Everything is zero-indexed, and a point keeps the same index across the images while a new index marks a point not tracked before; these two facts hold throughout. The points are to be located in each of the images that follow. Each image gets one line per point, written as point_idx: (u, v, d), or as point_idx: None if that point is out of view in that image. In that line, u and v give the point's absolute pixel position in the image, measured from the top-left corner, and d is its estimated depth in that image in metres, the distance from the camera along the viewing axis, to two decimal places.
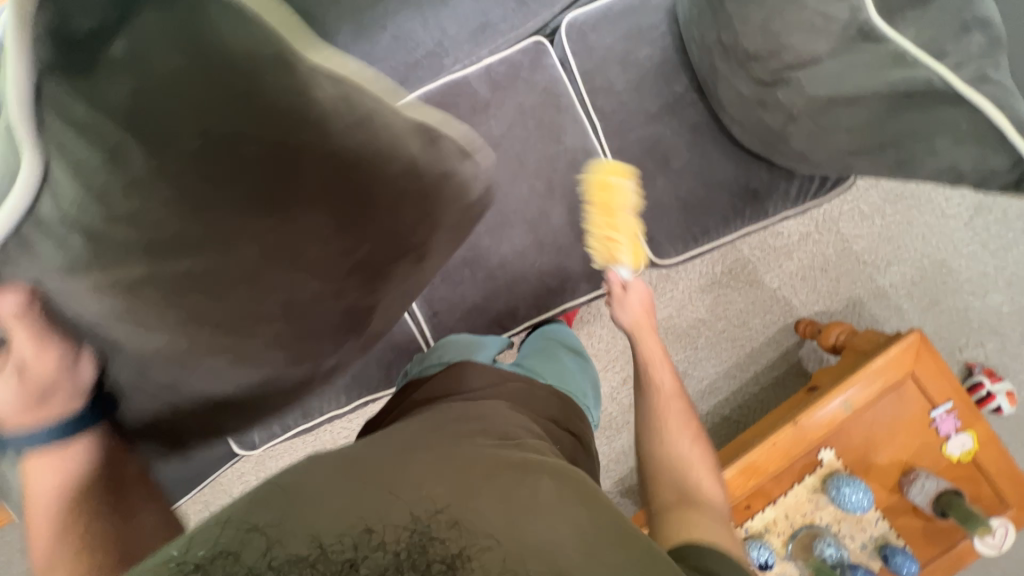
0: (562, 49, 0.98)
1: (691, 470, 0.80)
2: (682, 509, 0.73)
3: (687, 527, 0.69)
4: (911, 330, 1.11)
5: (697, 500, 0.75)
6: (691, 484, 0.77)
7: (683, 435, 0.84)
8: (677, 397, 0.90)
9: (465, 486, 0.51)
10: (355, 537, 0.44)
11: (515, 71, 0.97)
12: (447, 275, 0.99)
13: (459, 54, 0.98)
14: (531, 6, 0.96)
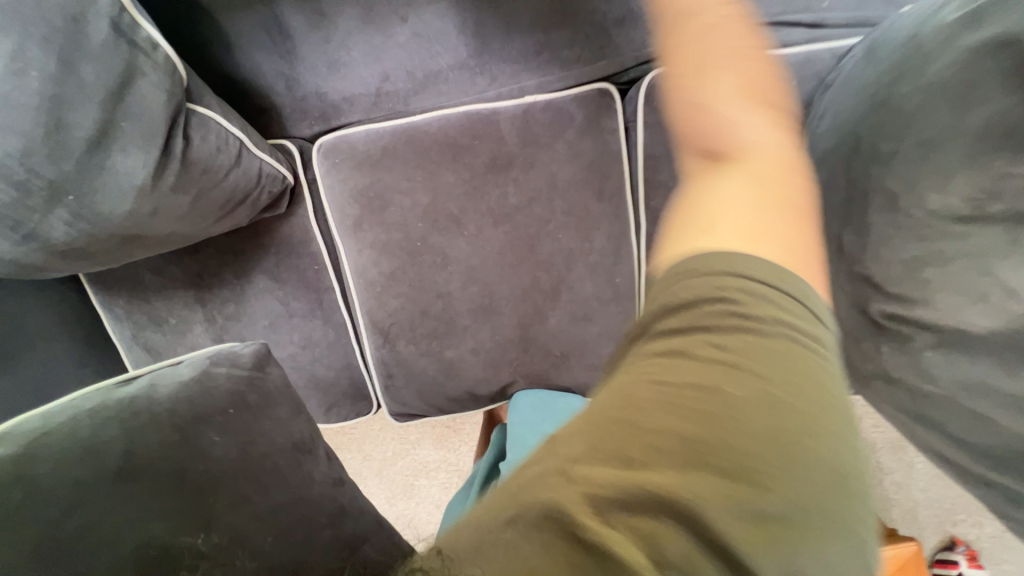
0: (632, 110, 0.73)
1: (740, 257, 0.38)
2: (705, 288, 0.37)
3: (648, 392, 0.33)
4: (908, 541, 0.97)
5: (738, 276, 0.37)
6: (725, 261, 0.38)
7: (717, 211, 0.42)
8: (751, 81, 0.48)
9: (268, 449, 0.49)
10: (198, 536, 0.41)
11: (561, 124, 0.73)
12: (413, 343, 0.85)
13: (498, 76, 0.72)
14: (611, 38, 0.69)
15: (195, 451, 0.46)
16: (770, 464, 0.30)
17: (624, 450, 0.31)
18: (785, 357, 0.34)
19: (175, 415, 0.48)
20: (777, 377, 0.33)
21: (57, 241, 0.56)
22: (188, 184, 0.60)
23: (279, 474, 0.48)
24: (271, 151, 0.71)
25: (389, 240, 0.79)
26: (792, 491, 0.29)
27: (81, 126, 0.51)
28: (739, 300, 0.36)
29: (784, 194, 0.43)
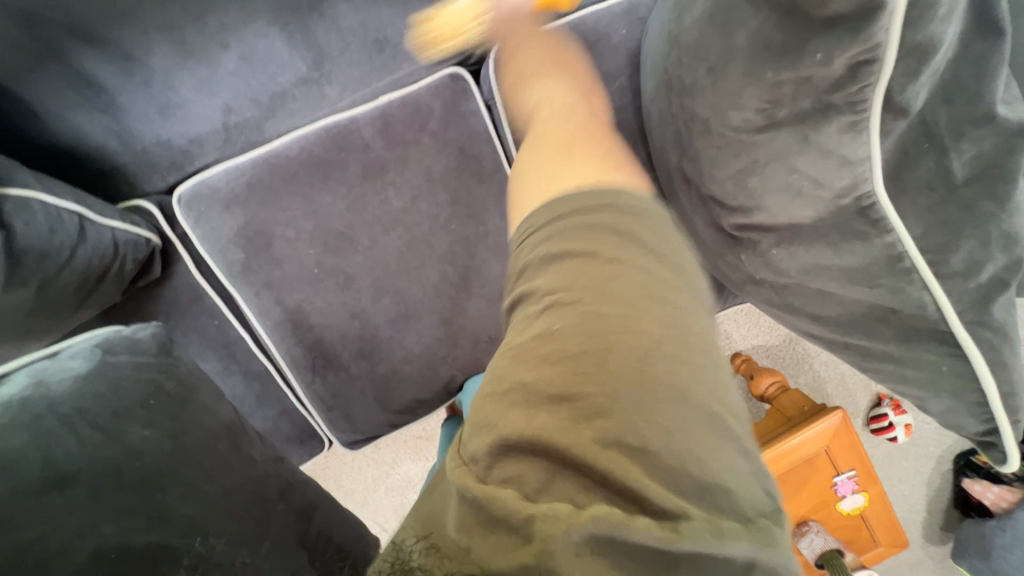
0: (488, 89, 0.74)
1: (571, 200, 0.41)
2: (569, 241, 0.39)
3: (527, 357, 0.35)
4: (838, 411, 1.06)
5: (605, 235, 0.38)
6: (552, 217, 0.41)
7: (548, 179, 0.45)
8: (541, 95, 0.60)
9: (187, 456, 0.48)
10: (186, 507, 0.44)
11: (422, 119, 0.73)
12: (341, 369, 0.83)
13: (348, 83, 0.70)
14: (447, 21, 0.68)
15: (125, 449, 0.45)
16: (635, 398, 0.32)
17: (515, 418, 0.33)
18: (636, 294, 0.36)
19: (83, 415, 0.46)
20: (639, 317, 0.35)
21: None
22: (25, 274, 0.55)
23: (211, 467, 0.49)
24: (122, 215, 0.66)
25: (284, 275, 0.76)
26: (665, 418, 0.32)
27: None
28: (597, 249, 0.38)
29: (575, 155, 0.47)
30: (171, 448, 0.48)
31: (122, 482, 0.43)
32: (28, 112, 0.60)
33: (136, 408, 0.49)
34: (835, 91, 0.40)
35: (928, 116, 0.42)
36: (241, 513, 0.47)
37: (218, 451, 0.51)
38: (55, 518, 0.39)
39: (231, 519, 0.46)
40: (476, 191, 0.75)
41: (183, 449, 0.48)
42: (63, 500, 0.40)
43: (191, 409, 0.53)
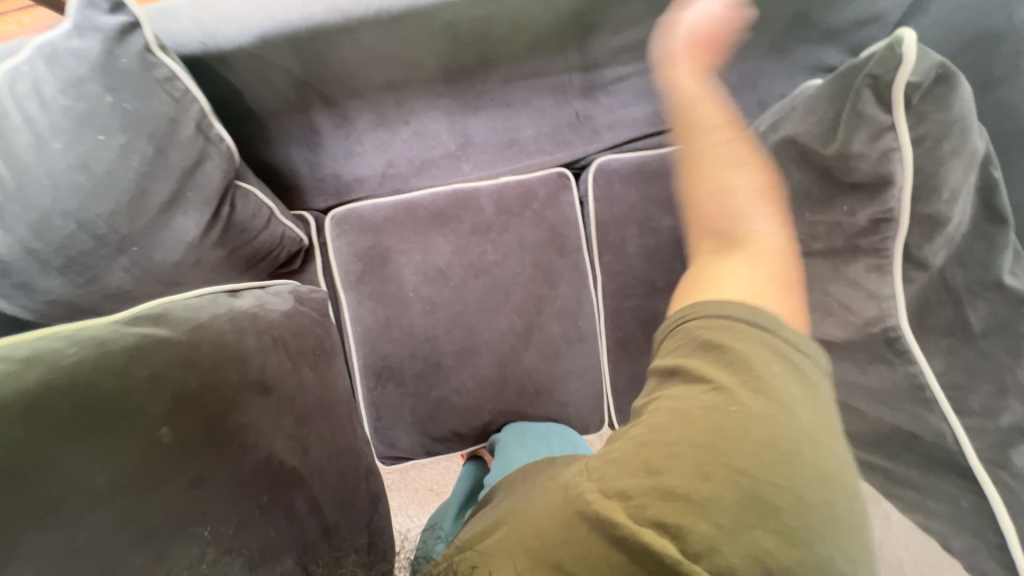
0: (584, 189, 0.92)
1: (729, 303, 0.45)
2: (711, 327, 0.44)
3: (704, 424, 0.38)
4: None
5: (750, 331, 0.43)
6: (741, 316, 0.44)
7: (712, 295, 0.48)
8: (765, 192, 0.53)
9: (325, 383, 0.67)
10: (299, 444, 0.58)
11: (529, 199, 0.92)
12: (401, 384, 0.94)
13: (478, 161, 0.92)
14: (565, 136, 0.90)
15: (297, 381, 0.63)
16: (799, 503, 0.35)
17: (673, 466, 0.36)
18: (774, 377, 0.41)
19: (285, 344, 0.65)
20: (805, 432, 0.39)
21: (111, 283, 0.69)
22: (226, 240, 0.75)
23: (321, 429, 0.62)
24: (292, 219, 0.88)
25: (386, 292, 0.93)
26: (816, 526, 0.35)
27: (156, 195, 0.66)
28: (761, 361, 0.42)
29: (784, 290, 0.47)
30: (311, 401, 0.63)
31: (293, 410, 0.60)
32: (267, 140, 0.86)
33: (301, 353, 0.67)
34: (862, 237, 0.51)
35: (946, 275, 0.51)
36: (332, 445, 0.62)
37: (325, 412, 0.64)
38: (271, 424, 0.56)
39: (339, 453, 0.63)
40: (554, 262, 0.91)
41: (333, 403, 0.67)
42: (266, 402, 0.57)
43: (332, 366, 0.71)
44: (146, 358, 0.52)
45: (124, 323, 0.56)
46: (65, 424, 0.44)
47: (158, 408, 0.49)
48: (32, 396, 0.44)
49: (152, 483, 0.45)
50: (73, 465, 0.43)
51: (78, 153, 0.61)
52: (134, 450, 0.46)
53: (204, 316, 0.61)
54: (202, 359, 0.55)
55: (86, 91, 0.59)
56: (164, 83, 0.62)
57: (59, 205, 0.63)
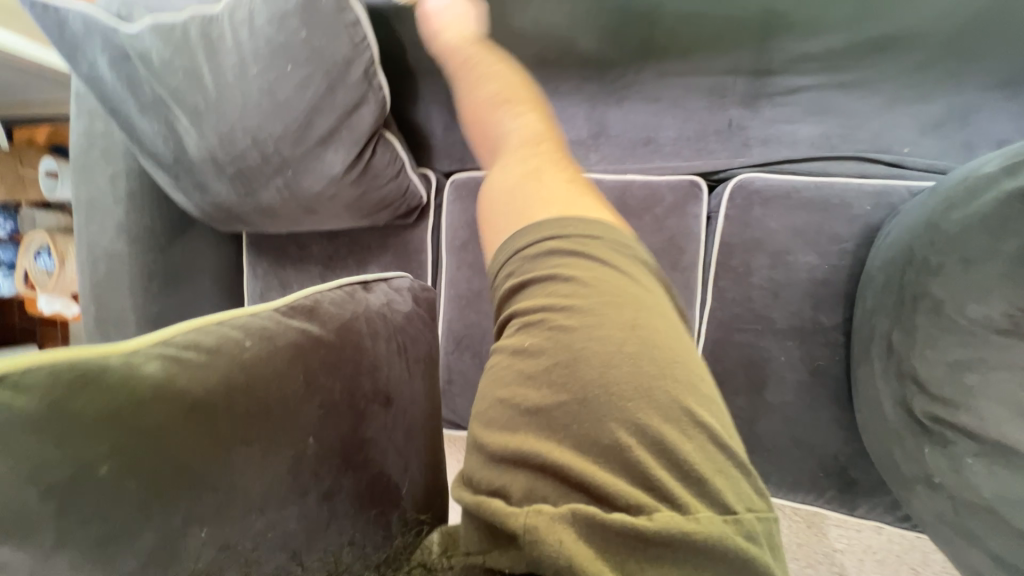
0: (717, 204, 0.83)
1: (595, 227, 0.45)
2: (576, 262, 0.42)
3: (528, 352, 0.40)
4: None
5: (589, 245, 0.43)
6: (575, 231, 0.44)
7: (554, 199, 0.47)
8: (527, 143, 0.56)
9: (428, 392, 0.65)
10: (403, 465, 0.57)
11: (653, 203, 0.85)
12: (477, 355, 0.95)
13: (606, 155, 0.88)
14: (709, 143, 0.82)
15: (409, 394, 0.61)
16: (625, 404, 0.36)
17: (501, 433, 0.38)
18: (608, 307, 0.40)
19: (405, 351, 0.63)
20: (586, 333, 0.39)
21: (264, 199, 0.79)
22: (362, 182, 0.80)
23: (421, 447, 0.60)
24: (418, 177, 0.92)
25: (484, 264, 0.94)
26: (630, 429, 0.36)
27: (319, 128, 0.72)
28: (582, 270, 0.42)
29: (544, 195, 0.48)
30: (414, 411, 0.61)
31: (404, 423, 0.59)
32: (413, 98, 0.91)
33: (415, 361, 0.64)
34: None
35: None
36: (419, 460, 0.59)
37: (415, 427, 0.60)
38: (388, 437, 0.56)
39: (425, 464, 0.60)
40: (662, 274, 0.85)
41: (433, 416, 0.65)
42: (386, 415, 0.57)
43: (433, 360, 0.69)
44: (291, 368, 0.50)
45: (285, 312, 0.55)
46: (231, 424, 0.44)
47: (310, 415, 0.49)
48: (211, 396, 0.44)
49: (298, 490, 0.46)
50: (238, 470, 0.43)
51: (267, 78, 0.69)
52: (284, 459, 0.46)
53: (349, 314, 0.59)
54: (344, 363, 0.55)
55: (288, 25, 0.66)
56: (349, 27, 0.67)
57: (243, 121, 0.71)
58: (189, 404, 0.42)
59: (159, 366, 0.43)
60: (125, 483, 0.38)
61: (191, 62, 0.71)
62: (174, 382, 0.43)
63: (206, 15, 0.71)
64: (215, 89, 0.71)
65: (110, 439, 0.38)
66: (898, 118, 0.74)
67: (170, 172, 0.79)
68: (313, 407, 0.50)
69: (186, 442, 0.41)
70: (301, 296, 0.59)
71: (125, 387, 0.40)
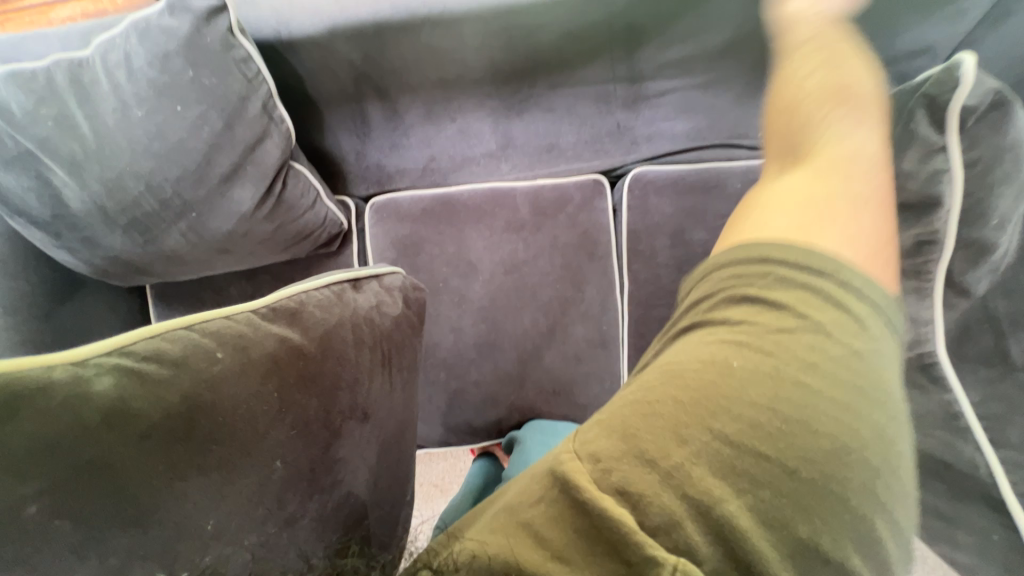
0: (619, 196, 0.94)
1: (771, 248, 0.43)
2: (748, 281, 0.42)
3: (683, 381, 0.37)
4: None
5: (762, 279, 0.42)
6: (752, 263, 0.43)
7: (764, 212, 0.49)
8: (818, 91, 0.52)
9: (403, 403, 0.64)
10: (365, 480, 0.55)
11: (564, 202, 0.93)
12: (421, 370, 0.95)
13: (517, 163, 0.95)
14: (604, 144, 0.92)
15: (386, 405, 0.60)
16: (743, 410, 0.35)
17: (661, 446, 0.35)
18: (805, 356, 0.37)
19: (387, 363, 0.62)
20: (817, 411, 0.35)
21: (167, 245, 0.75)
22: (275, 215, 0.79)
23: (392, 459, 0.60)
24: (335, 203, 0.91)
25: (415, 280, 0.95)
26: (763, 487, 0.34)
27: (219, 166, 0.70)
28: (792, 308, 0.39)
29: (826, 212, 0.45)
30: (391, 425, 0.61)
31: (377, 438, 0.58)
32: (318, 127, 0.91)
33: (396, 372, 0.63)
34: (902, 258, 0.52)
35: (989, 304, 0.51)
36: (386, 470, 0.59)
37: (386, 443, 0.59)
38: (360, 454, 0.55)
39: (389, 477, 0.59)
40: (582, 267, 0.92)
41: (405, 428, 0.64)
42: (362, 431, 0.55)
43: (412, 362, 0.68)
44: (250, 386, 0.47)
45: (264, 316, 0.54)
46: (186, 448, 0.42)
47: (278, 437, 0.47)
48: (171, 409, 0.42)
49: (258, 511, 0.44)
50: (192, 501, 0.41)
51: (154, 119, 0.66)
52: (248, 480, 0.44)
53: (334, 319, 0.58)
54: (322, 374, 0.53)
55: (171, 66, 0.64)
56: (239, 63, 0.66)
57: (132, 167, 0.67)
58: (141, 431, 0.40)
59: (113, 379, 0.41)
60: (65, 512, 0.36)
61: (61, 110, 0.66)
62: (125, 402, 0.40)
63: (74, 60, 0.66)
64: (93, 136, 0.66)
65: (49, 469, 0.36)
66: (749, 109, 0.87)
67: (47, 228, 0.72)
68: (283, 421, 0.48)
69: (133, 469, 0.39)
70: (282, 298, 0.58)
71: (82, 397, 0.39)
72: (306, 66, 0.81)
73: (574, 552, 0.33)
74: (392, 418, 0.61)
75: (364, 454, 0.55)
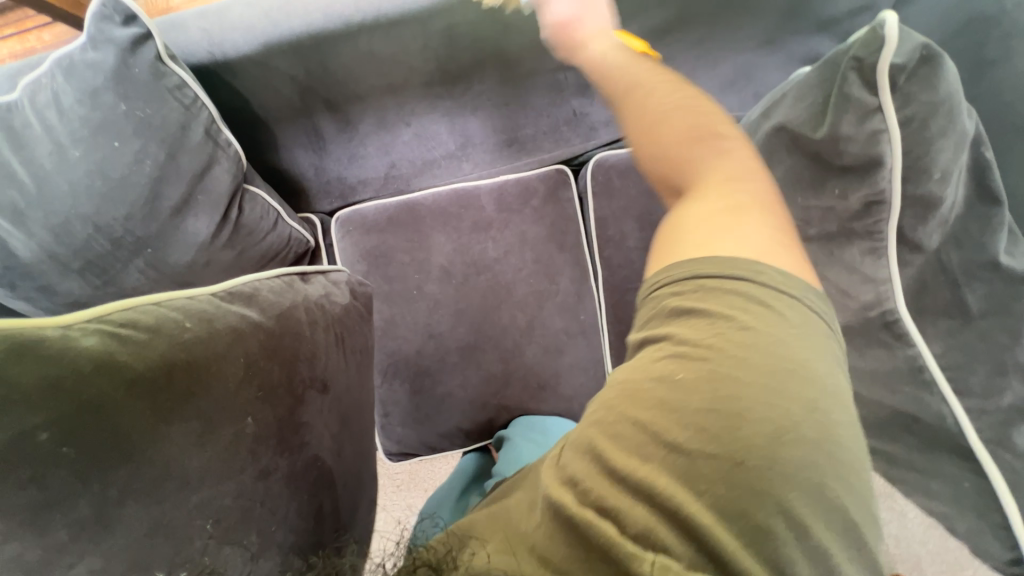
0: (583, 184, 0.94)
1: (713, 256, 0.41)
2: (700, 296, 0.40)
3: (644, 399, 0.38)
4: None
5: (697, 291, 0.40)
6: (714, 271, 0.40)
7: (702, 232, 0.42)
8: (648, 74, 0.56)
9: (362, 377, 0.65)
10: (336, 444, 0.56)
11: (529, 195, 0.93)
12: (405, 379, 0.95)
13: (478, 162, 0.94)
14: (562, 133, 0.91)
15: (347, 377, 0.61)
16: (710, 412, 0.35)
17: (627, 452, 0.36)
18: (757, 363, 0.36)
19: (343, 342, 0.63)
20: (750, 401, 0.35)
21: (126, 284, 0.72)
22: (235, 242, 0.77)
23: (356, 432, 0.60)
24: (299, 221, 0.90)
25: (388, 290, 0.94)
26: (735, 489, 0.34)
27: (168, 199, 0.69)
28: (749, 313, 0.38)
29: (740, 208, 0.43)
30: (351, 401, 0.61)
31: (339, 409, 0.58)
32: (271, 147, 0.89)
33: (353, 351, 0.64)
34: (855, 220, 0.52)
35: (942, 258, 0.52)
36: (353, 440, 0.59)
37: (348, 415, 0.60)
38: (325, 422, 0.55)
39: (355, 448, 0.60)
40: (554, 258, 0.92)
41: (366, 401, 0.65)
42: (324, 401, 0.56)
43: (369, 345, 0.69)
44: (221, 350, 0.48)
45: (223, 298, 0.56)
46: (164, 400, 0.43)
47: (247, 398, 0.48)
48: (149, 366, 0.43)
49: (236, 467, 0.45)
50: (178, 446, 0.42)
51: (93, 158, 0.64)
52: (222, 439, 0.45)
53: (287, 301, 0.60)
54: (285, 345, 0.54)
55: (102, 101, 0.63)
56: (173, 91, 0.65)
57: (78, 210, 0.66)
58: (129, 379, 0.42)
59: (101, 338, 0.43)
60: (62, 450, 0.37)
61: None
62: (110, 358, 0.42)
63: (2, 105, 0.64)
64: (32, 182, 0.64)
65: (49, 408, 0.38)
66: (704, 82, 0.86)
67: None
68: (244, 388, 0.48)
69: (124, 419, 0.40)
70: (233, 287, 0.59)
71: (60, 353, 0.40)
72: (248, 86, 0.79)
73: (566, 561, 0.35)
74: (352, 394, 0.62)
75: (331, 424, 0.56)
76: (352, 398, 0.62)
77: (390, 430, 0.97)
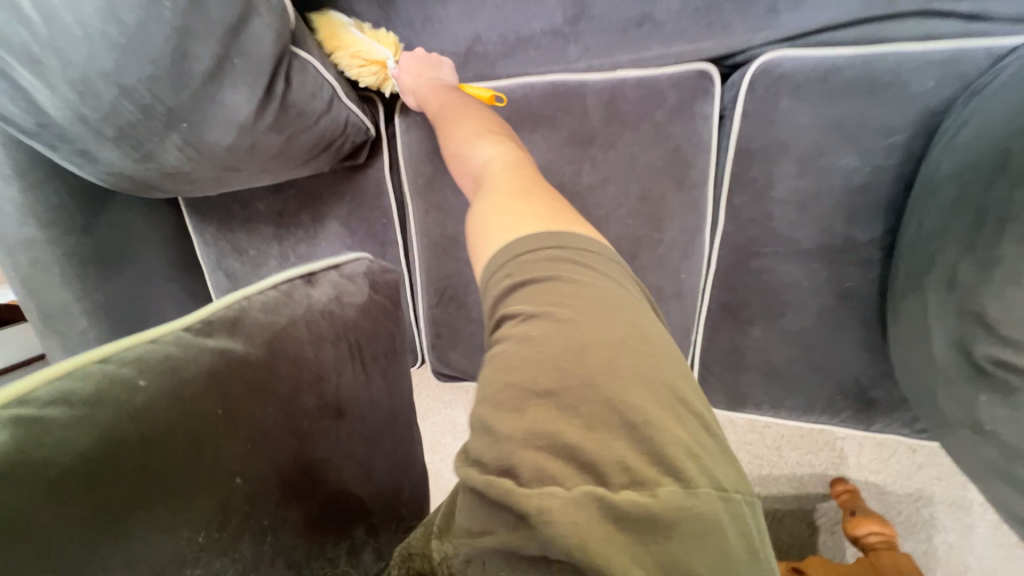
0: (732, 96, 0.67)
1: (549, 249, 0.41)
2: (530, 269, 0.40)
3: (528, 361, 0.34)
4: None
5: (556, 269, 0.40)
6: (545, 247, 0.41)
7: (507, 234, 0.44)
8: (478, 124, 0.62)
9: (389, 387, 0.59)
10: (363, 476, 0.52)
11: (652, 105, 0.69)
12: (462, 306, 0.85)
13: (591, 47, 0.69)
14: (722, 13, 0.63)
15: (367, 395, 0.56)
16: (606, 386, 0.33)
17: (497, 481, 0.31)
18: (591, 308, 0.37)
19: (361, 350, 0.57)
20: (632, 363, 0.35)
21: (167, 162, 0.63)
22: (283, 125, 0.64)
23: (386, 448, 0.56)
24: (357, 102, 0.74)
25: (454, 204, 0.80)
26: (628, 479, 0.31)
27: (201, 58, 0.55)
28: (580, 277, 0.39)
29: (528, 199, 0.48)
30: (374, 414, 0.56)
31: (362, 434, 0.54)
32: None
33: (374, 361, 0.58)
34: None
35: None
36: (384, 458, 0.56)
37: (375, 434, 0.55)
38: (343, 453, 0.51)
39: (392, 461, 0.57)
40: (665, 196, 0.71)
41: (399, 411, 0.60)
42: (338, 429, 0.51)
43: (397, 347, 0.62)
44: (189, 404, 0.42)
45: (198, 331, 0.47)
46: (118, 493, 0.36)
47: (234, 453, 0.43)
48: (98, 448, 0.37)
49: (230, 536, 0.41)
50: (144, 538, 0.36)
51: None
52: (209, 505, 0.40)
53: (285, 318, 0.52)
54: (276, 381, 0.48)
55: None
56: None
57: (95, 64, 0.52)
58: (52, 480, 0.35)
59: (62, 414, 0.37)
60: None
61: None
62: (40, 451, 0.35)
63: None
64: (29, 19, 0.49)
65: None
66: None
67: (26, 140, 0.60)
68: (231, 436, 0.43)
69: (53, 530, 0.33)
70: (222, 305, 0.51)
71: None
72: None
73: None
74: (378, 408, 0.57)
75: (354, 442, 0.52)
76: (383, 408, 0.58)
77: (441, 353, 0.91)
